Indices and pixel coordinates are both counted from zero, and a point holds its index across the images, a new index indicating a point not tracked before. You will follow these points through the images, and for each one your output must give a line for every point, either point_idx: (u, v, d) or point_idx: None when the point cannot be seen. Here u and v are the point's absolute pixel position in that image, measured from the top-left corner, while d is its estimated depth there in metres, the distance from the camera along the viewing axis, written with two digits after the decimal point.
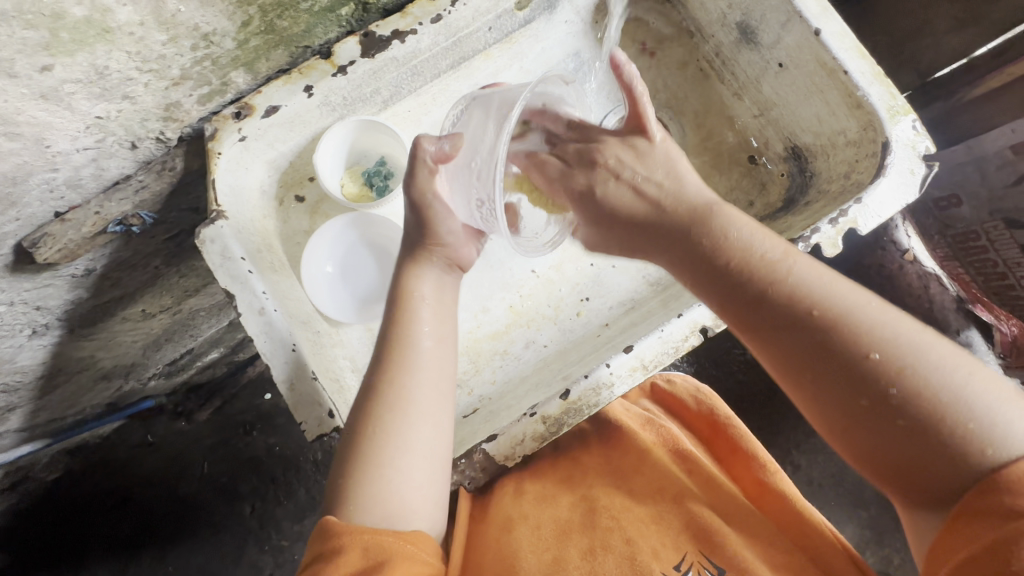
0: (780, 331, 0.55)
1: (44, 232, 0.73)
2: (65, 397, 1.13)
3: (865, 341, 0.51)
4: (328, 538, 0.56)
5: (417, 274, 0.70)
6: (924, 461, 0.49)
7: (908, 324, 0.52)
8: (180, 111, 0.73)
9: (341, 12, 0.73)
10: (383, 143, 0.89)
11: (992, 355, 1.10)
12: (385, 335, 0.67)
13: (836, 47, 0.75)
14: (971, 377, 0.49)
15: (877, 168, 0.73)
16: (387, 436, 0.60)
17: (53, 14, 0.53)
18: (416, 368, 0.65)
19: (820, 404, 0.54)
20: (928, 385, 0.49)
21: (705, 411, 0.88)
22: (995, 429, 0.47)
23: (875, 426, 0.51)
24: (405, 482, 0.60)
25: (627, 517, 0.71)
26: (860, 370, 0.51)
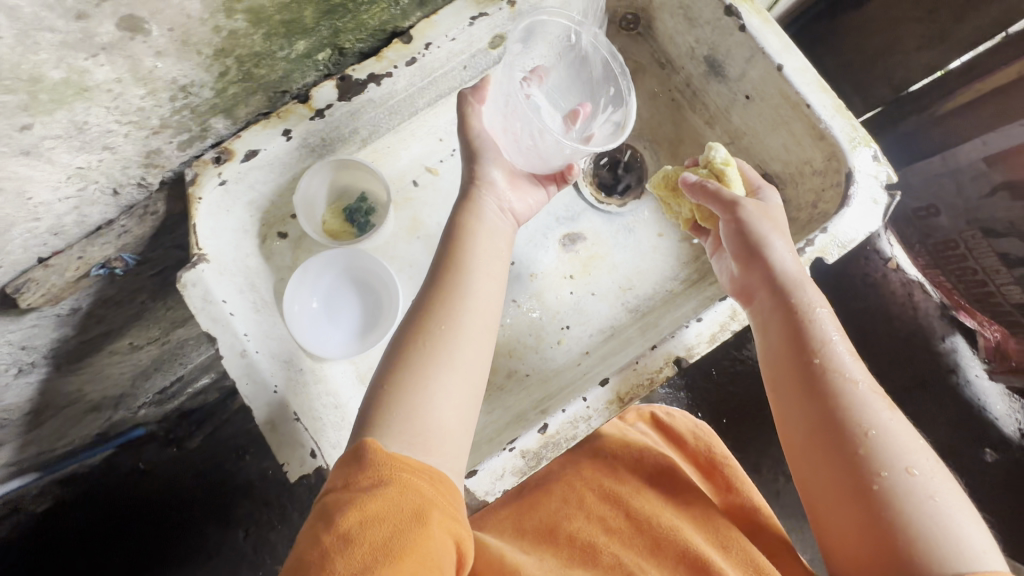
0: (812, 392, 0.61)
1: (27, 278, 0.74)
2: (54, 430, 1.12)
3: (887, 440, 0.57)
4: (361, 467, 0.52)
5: (476, 217, 0.71)
6: (890, 549, 0.52)
7: (918, 443, 0.58)
8: (161, 157, 0.74)
9: (318, 57, 0.75)
10: (363, 178, 0.91)
11: (975, 361, 1.18)
12: (442, 265, 0.68)
13: (799, 82, 0.78)
14: (955, 504, 0.54)
15: (842, 198, 0.75)
16: (435, 348, 0.61)
17: (32, 78, 0.54)
18: (471, 324, 0.64)
19: (824, 473, 0.59)
20: (922, 489, 0.54)
21: (703, 449, 0.88)
22: (967, 548, 0.51)
23: (862, 506, 0.55)
24: (444, 400, 0.59)
25: (628, 552, 0.72)
26: (872, 455, 0.56)
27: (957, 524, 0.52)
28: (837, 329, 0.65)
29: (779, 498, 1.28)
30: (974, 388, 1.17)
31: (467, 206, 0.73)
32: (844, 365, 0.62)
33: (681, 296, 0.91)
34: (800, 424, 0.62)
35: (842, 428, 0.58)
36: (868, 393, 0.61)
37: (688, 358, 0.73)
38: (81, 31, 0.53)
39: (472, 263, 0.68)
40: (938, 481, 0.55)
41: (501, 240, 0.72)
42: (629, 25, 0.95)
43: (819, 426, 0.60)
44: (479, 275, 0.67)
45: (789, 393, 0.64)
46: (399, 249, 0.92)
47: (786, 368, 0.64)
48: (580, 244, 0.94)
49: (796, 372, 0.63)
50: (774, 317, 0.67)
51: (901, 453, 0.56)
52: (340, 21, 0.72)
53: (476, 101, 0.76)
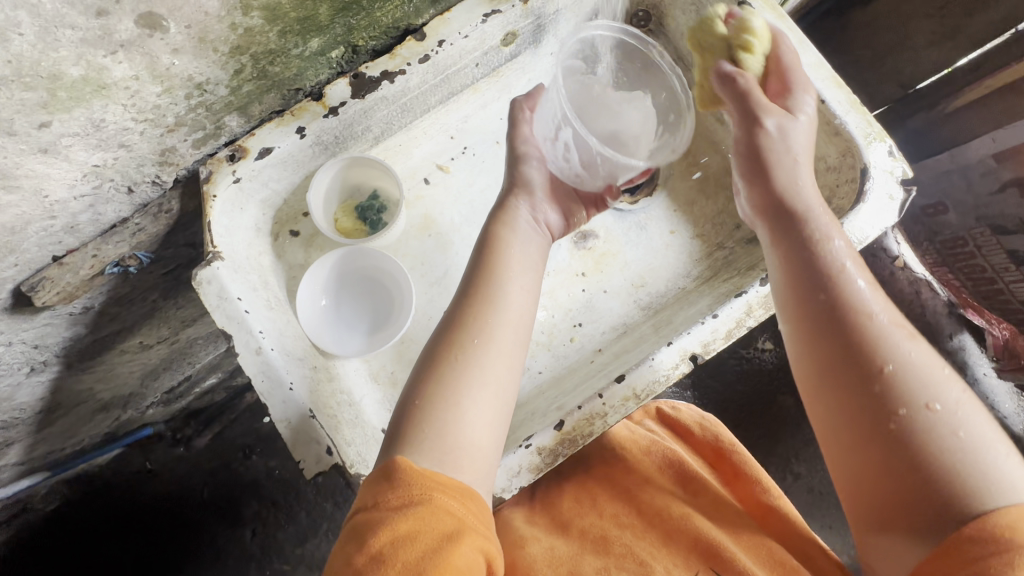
0: (828, 328, 0.61)
1: (41, 277, 0.74)
2: (64, 429, 1.12)
3: (908, 375, 0.56)
4: (392, 486, 0.52)
5: (507, 225, 0.72)
6: (911, 487, 0.53)
7: (942, 373, 0.57)
8: (175, 155, 0.74)
9: (332, 54, 0.75)
10: (375, 176, 0.91)
11: (984, 359, 1.11)
12: (474, 274, 0.68)
13: (813, 78, 0.78)
14: (980, 440, 0.53)
15: (857, 194, 0.74)
16: (469, 364, 0.61)
17: (51, 76, 0.54)
18: (502, 338, 0.63)
19: (842, 412, 0.59)
20: (946, 425, 0.54)
21: (709, 436, 0.88)
22: (994, 483, 0.51)
23: (882, 445, 0.56)
24: (478, 416, 0.59)
25: (639, 544, 0.73)
26: (891, 392, 0.56)
27: (981, 458, 0.52)
28: (850, 255, 0.64)
29: (789, 496, 1.27)
30: (982, 386, 1.10)
31: (500, 215, 0.74)
32: (861, 296, 0.61)
33: (694, 292, 0.90)
34: (814, 361, 0.62)
35: (860, 365, 0.58)
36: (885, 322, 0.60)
37: (703, 355, 0.73)
38: (101, 27, 0.54)
39: (506, 271, 0.68)
40: (966, 413, 0.55)
41: (534, 253, 0.72)
42: (640, 22, 0.95)
43: (835, 362, 0.60)
44: (512, 286, 0.67)
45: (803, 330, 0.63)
46: (411, 247, 0.92)
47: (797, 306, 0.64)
48: (592, 241, 0.93)
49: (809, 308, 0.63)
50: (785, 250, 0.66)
51: (923, 389, 0.56)
52: (354, 18, 0.72)
53: (528, 108, 0.78)
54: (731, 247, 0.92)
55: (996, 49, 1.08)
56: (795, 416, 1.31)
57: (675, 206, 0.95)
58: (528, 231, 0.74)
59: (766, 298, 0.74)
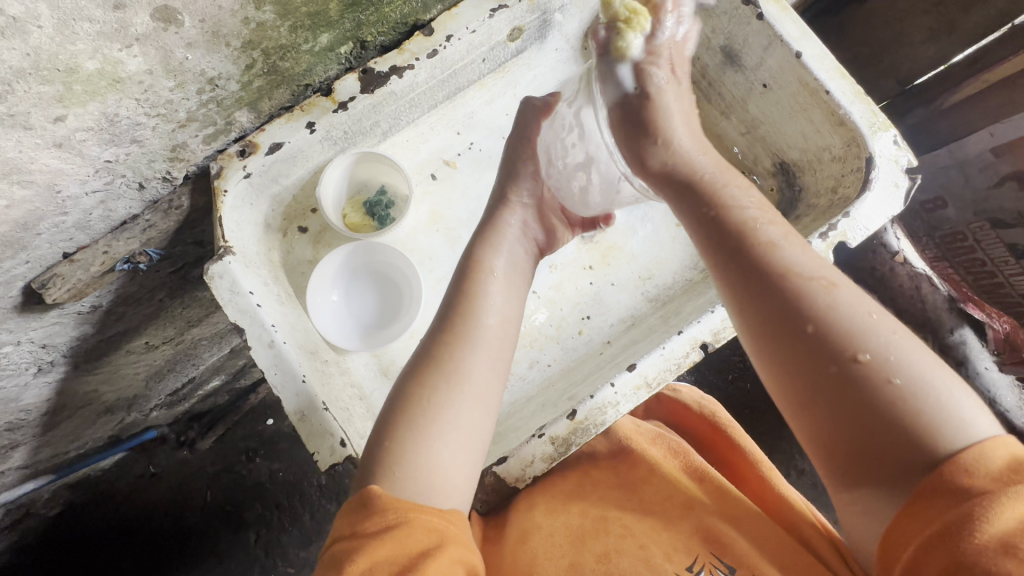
0: (748, 293, 0.55)
1: (53, 273, 0.74)
2: (68, 431, 1.12)
3: (834, 324, 0.51)
4: (368, 512, 0.52)
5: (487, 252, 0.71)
6: (860, 449, 0.48)
7: (871, 311, 0.51)
8: (186, 151, 0.75)
9: (341, 50, 0.76)
10: (383, 172, 0.92)
11: (985, 352, 1.11)
12: (449, 308, 0.66)
13: (817, 69, 0.78)
14: (924, 370, 0.48)
15: (863, 183, 0.75)
16: (441, 407, 0.58)
17: (69, 69, 0.55)
18: (478, 376, 0.61)
19: (778, 382, 0.53)
20: (884, 371, 0.48)
21: (707, 416, 0.90)
22: (946, 421, 0.45)
23: (826, 410, 0.50)
24: (451, 457, 0.57)
25: (640, 527, 0.73)
26: (824, 346, 0.50)
27: (929, 393, 0.46)
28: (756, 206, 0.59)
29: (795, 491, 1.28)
30: (984, 379, 1.10)
31: (482, 243, 0.73)
32: (775, 248, 0.56)
33: (701, 283, 0.90)
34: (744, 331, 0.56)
35: (785, 327, 0.52)
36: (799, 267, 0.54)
37: (714, 343, 0.73)
38: (118, 21, 0.54)
39: (479, 305, 0.66)
40: (902, 349, 0.49)
41: (517, 283, 0.71)
42: None
43: (759, 333, 0.54)
44: (489, 319, 0.65)
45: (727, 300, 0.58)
46: (419, 242, 0.93)
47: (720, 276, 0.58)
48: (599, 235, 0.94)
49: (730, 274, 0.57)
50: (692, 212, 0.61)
51: (856, 336, 0.50)
52: (363, 14, 0.73)
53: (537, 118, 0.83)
54: None
55: (996, 42, 1.08)
56: None
57: None
58: (511, 260, 0.73)
59: None
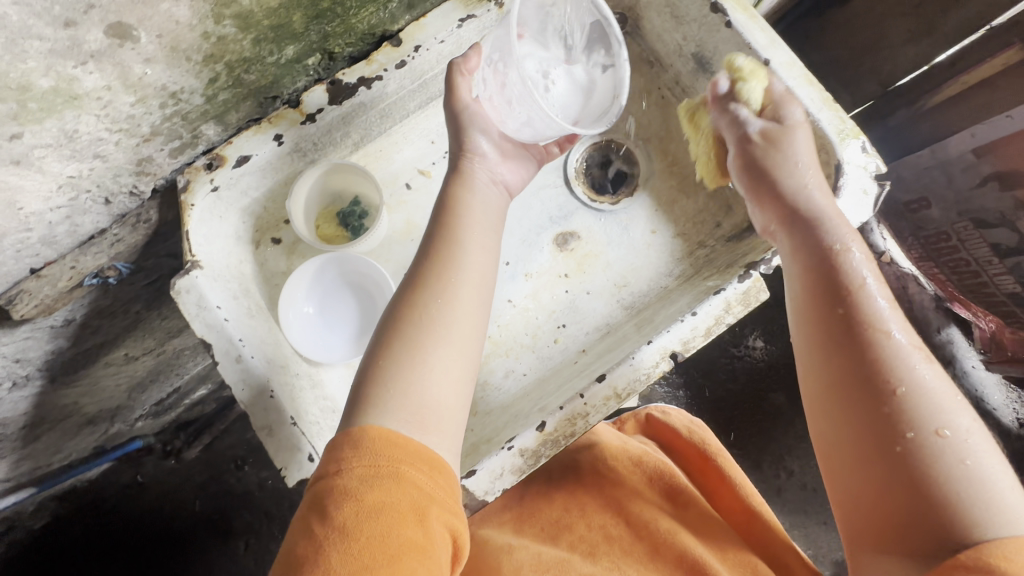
0: (839, 352, 0.61)
1: (19, 290, 0.74)
2: (50, 444, 1.11)
3: (916, 398, 0.56)
4: (358, 453, 0.52)
5: (463, 184, 0.71)
6: (909, 513, 0.53)
7: (955, 398, 0.57)
8: (152, 165, 0.74)
9: (308, 62, 0.76)
10: (356, 182, 0.91)
11: (971, 352, 1.19)
12: (430, 240, 0.67)
13: (785, 76, 0.79)
14: (987, 465, 0.53)
15: (832, 190, 0.75)
16: (430, 322, 0.61)
17: (21, 87, 0.54)
18: (466, 299, 0.63)
19: (844, 432, 0.59)
20: (956, 451, 0.54)
21: (695, 441, 0.89)
22: (994, 510, 0.51)
23: (887, 469, 0.55)
24: (444, 372, 0.59)
25: (626, 560, 0.74)
26: (901, 413, 0.56)
27: (989, 485, 0.52)
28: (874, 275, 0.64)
29: (783, 493, 1.28)
30: (970, 377, 1.20)
31: (454, 178, 0.72)
32: (880, 313, 0.61)
33: (676, 291, 0.91)
34: (823, 381, 0.62)
35: (871, 388, 0.58)
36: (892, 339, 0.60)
37: (684, 352, 0.73)
38: (69, 38, 0.53)
39: (465, 234, 0.67)
40: (973, 439, 0.54)
41: (494, 217, 0.72)
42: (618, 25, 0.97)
43: (836, 386, 0.60)
44: (474, 248, 0.67)
45: (815, 351, 0.63)
46: (393, 251, 0.92)
47: (812, 323, 0.64)
48: (574, 243, 0.94)
49: (821, 323, 0.63)
50: (807, 267, 0.67)
51: (931, 415, 0.55)
52: (329, 26, 0.72)
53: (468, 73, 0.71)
54: (712, 245, 0.93)
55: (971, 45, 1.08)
56: (789, 411, 1.31)
57: (655, 206, 0.96)
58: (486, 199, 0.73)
59: (743, 296, 0.75)
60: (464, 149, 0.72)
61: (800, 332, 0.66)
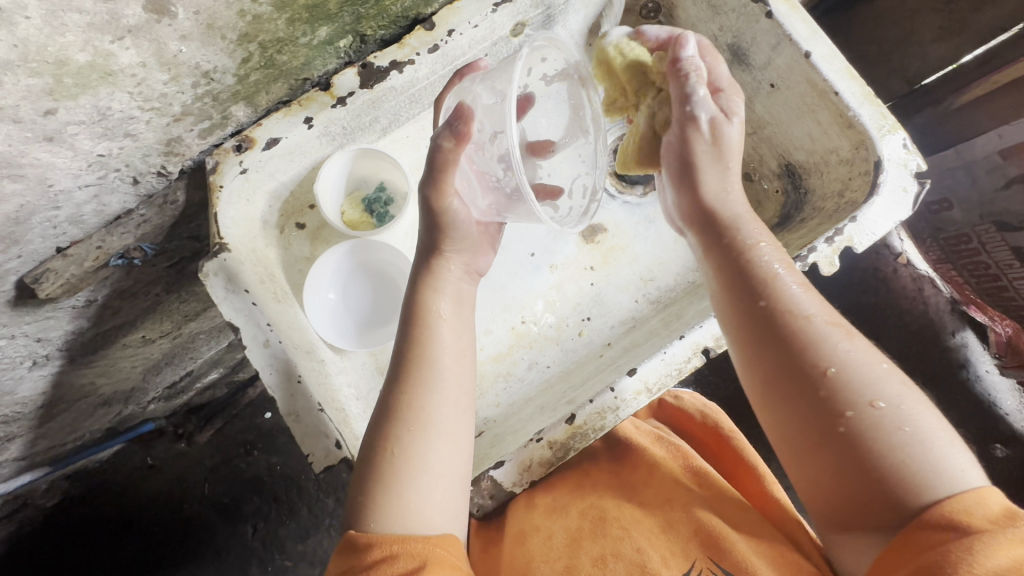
0: (763, 346, 0.59)
1: (46, 268, 0.73)
2: (64, 424, 1.11)
3: (847, 376, 0.54)
4: (359, 551, 0.54)
5: (432, 289, 0.67)
6: (873, 493, 0.51)
7: (882, 366, 0.55)
8: (181, 145, 0.73)
9: (340, 44, 0.74)
10: (382, 168, 0.91)
11: (986, 356, 1.07)
12: (398, 355, 0.64)
13: (826, 69, 0.77)
14: (922, 427, 0.52)
15: (870, 186, 0.74)
16: (408, 457, 0.58)
17: (58, 61, 0.53)
18: (441, 417, 0.60)
19: (789, 424, 0.57)
20: (891, 421, 0.52)
21: (709, 423, 0.89)
22: (944, 469, 0.49)
23: (834, 452, 0.53)
24: (428, 498, 0.57)
25: (638, 529, 0.72)
26: (835, 395, 0.54)
27: (930, 444, 0.51)
28: (780, 259, 0.63)
29: (794, 492, 1.26)
30: (983, 383, 1.06)
31: (426, 279, 0.68)
32: (796, 298, 0.60)
33: (704, 286, 0.89)
34: (754, 375, 0.60)
35: (800, 376, 0.56)
36: (805, 316, 0.58)
37: (716, 348, 0.72)
38: (108, 12, 0.52)
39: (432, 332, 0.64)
40: (908, 403, 0.53)
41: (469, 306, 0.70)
42: (650, 14, 0.96)
43: (768, 379, 0.58)
44: (439, 339, 0.64)
45: (743, 343, 0.61)
46: (418, 239, 0.91)
47: (739, 322, 0.62)
48: (600, 235, 0.93)
49: (748, 320, 0.61)
50: (726, 268, 0.64)
51: (861, 389, 0.54)
52: (363, 7, 0.71)
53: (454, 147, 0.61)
54: None
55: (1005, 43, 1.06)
56: None
57: None
58: (459, 296, 0.69)
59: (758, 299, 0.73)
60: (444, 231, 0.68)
61: (728, 331, 0.64)
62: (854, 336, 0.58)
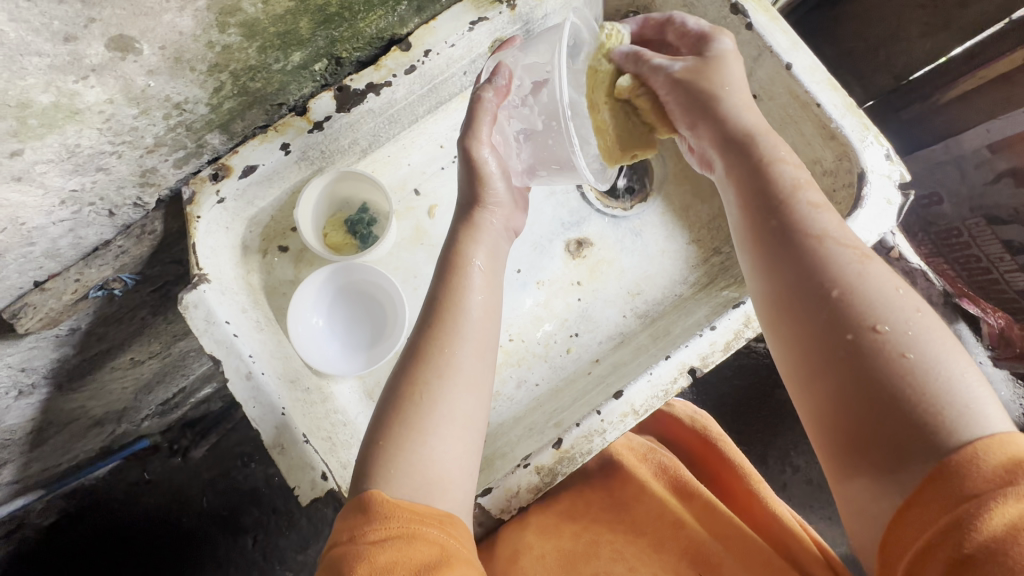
0: (774, 265, 0.59)
1: (23, 303, 0.71)
2: (57, 446, 1.09)
3: (856, 295, 0.53)
4: (370, 520, 0.51)
5: (471, 236, 0.69)
6: (872, 426, 0.49)
7: (897, 292, 0.54)
8: (157, 176, 0.72)
9: (315, 67, 0.73)
10: (364, 190, 0.89)
11: (980, 348, 1.07)
12: (434, 302, 0.64)
13: (808, 81, 0.76)
14: (936, 352, 0.50)
15: (854, 199, 0.73)
16: (433, 402, 0.58)
17: (20, 103, 0.52)
18: (468, 368, 0.61)
19: (794, 351, 0.57)
20: (898, 337, 0.51)
21: (697, 428, 0.88)
22: (951, 400, 0.47)
23: (835, 377, 0.53)
24: (446, 452, 0.57)
25: (630, 550, 0.73)
26: (839, 317, 0.53)
27: (938, 372, 0.49)
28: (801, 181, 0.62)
29: (790, 489, 1.26)
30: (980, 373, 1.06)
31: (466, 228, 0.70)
32: (812, 217, 0.59)
33: (691, 300, 0.89)
34: (768, 299, 0.60)
35: (807, 295, 0.56)
36: (818, 232, 0.58)
37: (702, 367, 0.72)
38: (70, 53, 0.51)
39: (467, 285, 0.66)
40: (921, 330, 0.51)
41: (502, 259, 0.72)
42: (631, 24, 0.94)
43: (779, 305, 0.59)
44: (467, 291, 0.65)
45: (755, 266, 0.62)
46: (403, 259, 0.90)
47: (751, 244, 0.62)
48: (586, 249, 0.92)
49: (759, 239, 0.62)
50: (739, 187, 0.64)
51: (868, 308, 0.52)
52: (336, 31, 0.70)
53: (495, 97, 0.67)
54: (727, 251, 0.91)
55: (992, 37, 1.05)
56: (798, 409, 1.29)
57: (670, 210, 0.94)
58: (494, 252, 0.71)
59: None
60: (481, 201, 0.70)
61: (744, 252, 0.64)
62: (872, 258, 0.56)
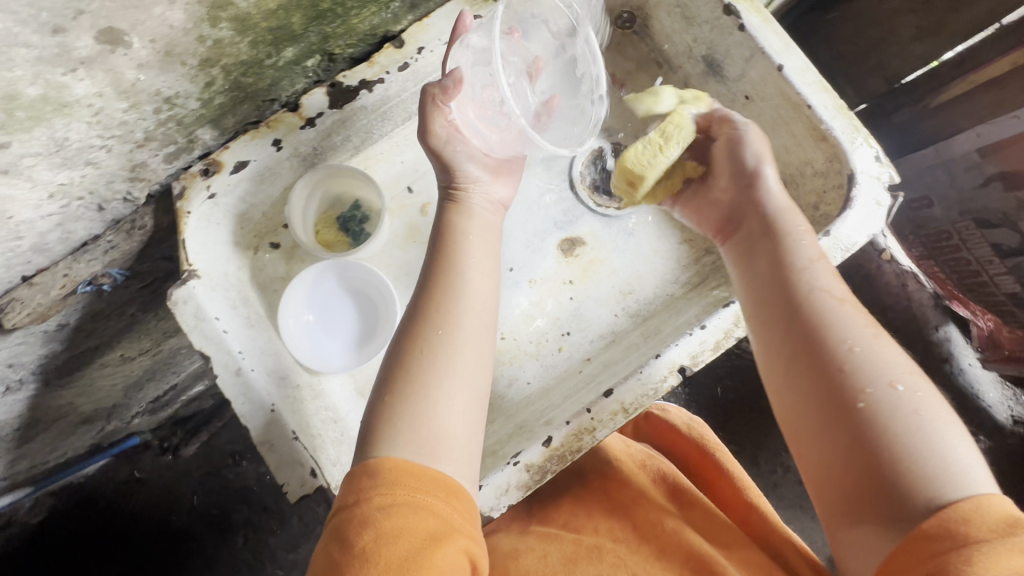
0: (792, 319, 0.63)
1: (11, 297, 0.71)
2: (46, 443, 1.08)
3: (870, 357, 0.56)
4: (375, 484, 0.51)
5: (461, 214, 0.71)
6: (879, 477, 0.51)
7: (905, 361, 0.57)
8: (147, 170, 0.72)
9: (308, 63, 0.73)
10: (355, 186, 0.89)
11: (969, 350, 1.09)
12: (430, 270, 0.66)
13: (799, 83, 0.77)
14: (941, 416, 0.52)
15: (843, 201, 0.74)
16: (434, 357, 0.60)
17: (8, 96, 0.52)
18: (468, 327, 0.63)
19: (805, 397, 0.59)
20: (908, 400, 0.53)
21: (694, 438, 0.89)
22: (952, 463, 0.49)
23: (846, 426, 0.54)
24: (451, 405, 0.58)
25: (632, 557, 0.71)
26: (854, 371, 0.56)
27: (941, 436, 0.51)
28: (818, 252, 0.67)
29: (780, 488, 1.26)
30: (968, 376, 1.08)
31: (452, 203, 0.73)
32: (829, 285, 0.63)
33: (681, 300, 0.90)
34: (781, 346, 0.63)
35: (824, 350, 0.58)
36: (834, 298, 0.62)
37: (692, 367, 0.72)
38: (58, 45, 0.51)
39: (462, 254, 0.68)
40: (927, 395, 0.54)
41: (492, 233, 0.73)
42: (625, 24, 0.95)
43: (792, 353, 0.61)
44: (467, 267, 0.67)
45: (772, 318, 0.65)
46: (395, 257, 0.90)
47: (770, 298, 0.66)
48: (579, 249, 0.92)
49: (778, 294, 0.65)
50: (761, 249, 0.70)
51: (880, 368, 0.55)
52: (328, 27, 0.70)
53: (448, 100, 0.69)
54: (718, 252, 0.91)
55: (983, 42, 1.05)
56: None
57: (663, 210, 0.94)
58: (483, 223, 0.73)
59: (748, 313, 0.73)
60: (456, 181, 0.73)
61: (760, 305, 0.67)
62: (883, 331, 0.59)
